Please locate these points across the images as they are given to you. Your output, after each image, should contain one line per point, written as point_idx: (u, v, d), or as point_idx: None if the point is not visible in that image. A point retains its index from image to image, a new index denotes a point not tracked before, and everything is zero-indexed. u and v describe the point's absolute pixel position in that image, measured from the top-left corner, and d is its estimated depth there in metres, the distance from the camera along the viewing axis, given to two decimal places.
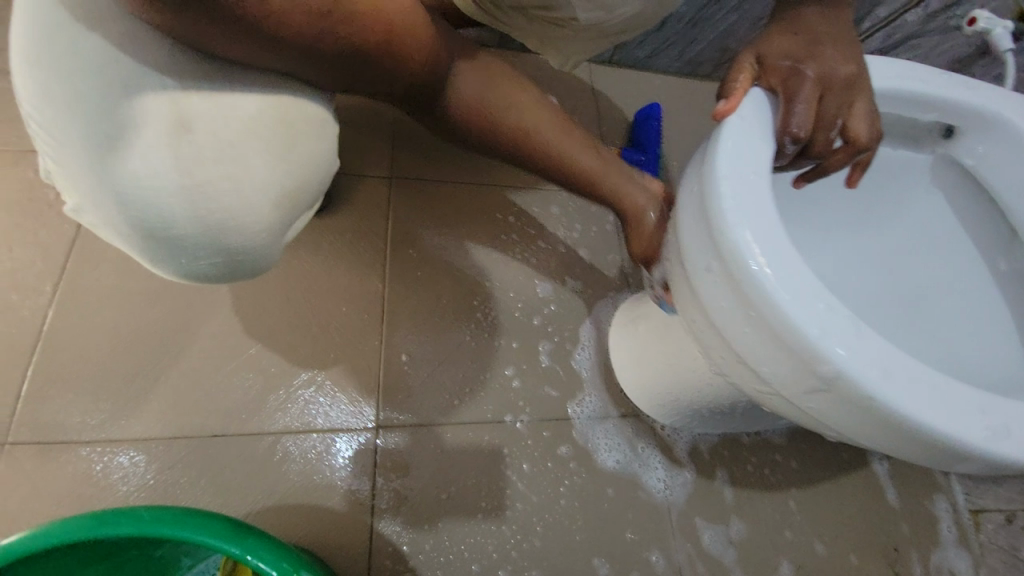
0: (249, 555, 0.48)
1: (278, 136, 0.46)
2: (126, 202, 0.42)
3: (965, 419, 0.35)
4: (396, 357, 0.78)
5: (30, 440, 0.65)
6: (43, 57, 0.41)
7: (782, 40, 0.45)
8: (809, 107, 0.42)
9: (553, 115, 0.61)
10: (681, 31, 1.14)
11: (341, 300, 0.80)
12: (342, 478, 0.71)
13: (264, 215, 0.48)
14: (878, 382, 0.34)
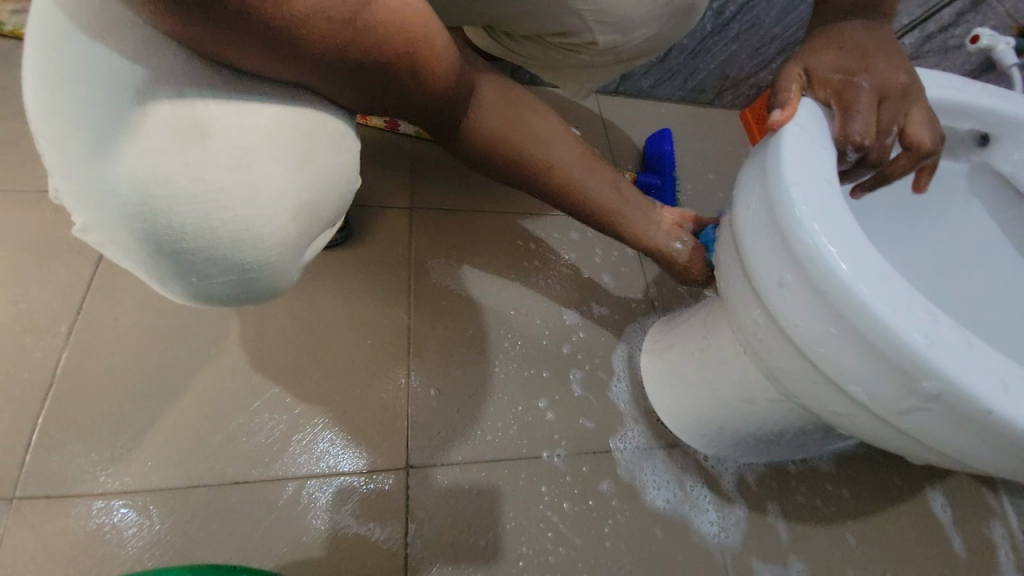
0: None
1: (297, 146, 0.43)
2: (134, 214, 0.39)
3: None
4: (423, 391, 0.75)
5: (36, 493, 0.60)
6: (64, 69, 0.39)
7: (828, 54, 0.45)
8: (868, 115, 0.41)
9: (579, 152, 0.59)
10: (683, 61, 1.18)
11: (364, 333, 0.77)
12: (371, 524, 0.65)
13: (281, 228, 0.44)
14: (996, 395, 0.31)
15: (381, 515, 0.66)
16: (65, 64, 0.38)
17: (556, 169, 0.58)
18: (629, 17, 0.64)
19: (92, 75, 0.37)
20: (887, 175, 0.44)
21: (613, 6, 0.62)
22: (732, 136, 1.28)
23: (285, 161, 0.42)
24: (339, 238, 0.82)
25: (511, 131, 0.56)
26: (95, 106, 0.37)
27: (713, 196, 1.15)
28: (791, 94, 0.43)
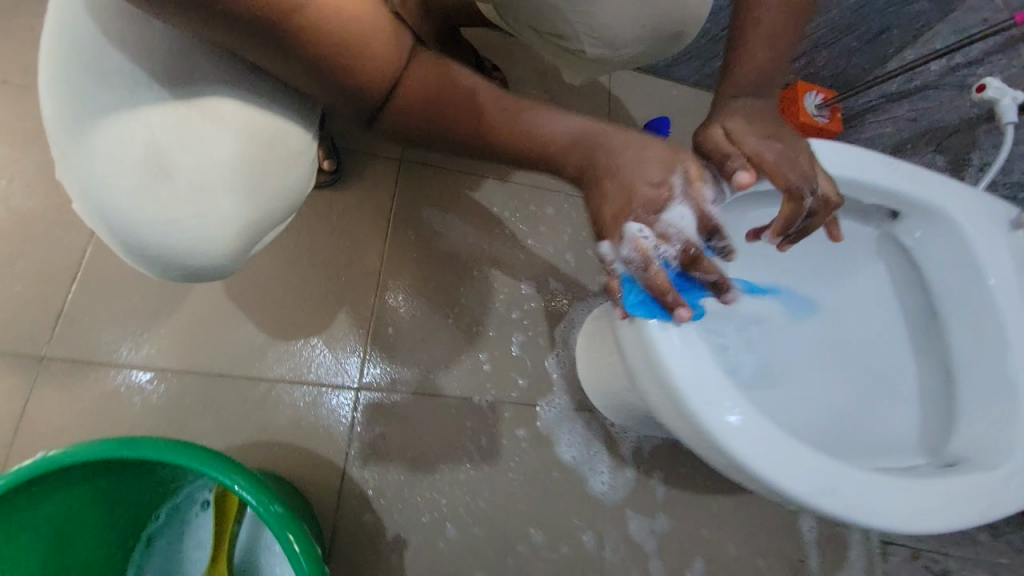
0: (241, 488, 0.55)
1: (243, 179, 0.51)
2: (113, 226, 0.49)
3: (796, 471, 0.47)
4: (383, 328, 0.88)
5: (64, 355, 0.76)
6: (65, 93, 0.48)
7: (736, 121, 0.54)
8: (778, 175, 0.52)
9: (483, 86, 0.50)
10: (704, 46, 1.16)
11: (342, 270, 0.89)
12: (323, 425, 0.82)
13: (227, 243, 0.52)
14: (729, 435, 0.46)
15: (333, 422, 0.82)
16: (67, 88, 0.48)
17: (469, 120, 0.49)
18: (616, 35, 0.68)
19: (89, 100, 0.47)
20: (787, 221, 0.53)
21: (598, 19, 0.65)
22: None
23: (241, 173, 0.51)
24: (330, 180, 0.91)
25: (448, 79, 0.49)
26: (86, 128, 0.47)
27: None
28: (714, 158, 0.52)
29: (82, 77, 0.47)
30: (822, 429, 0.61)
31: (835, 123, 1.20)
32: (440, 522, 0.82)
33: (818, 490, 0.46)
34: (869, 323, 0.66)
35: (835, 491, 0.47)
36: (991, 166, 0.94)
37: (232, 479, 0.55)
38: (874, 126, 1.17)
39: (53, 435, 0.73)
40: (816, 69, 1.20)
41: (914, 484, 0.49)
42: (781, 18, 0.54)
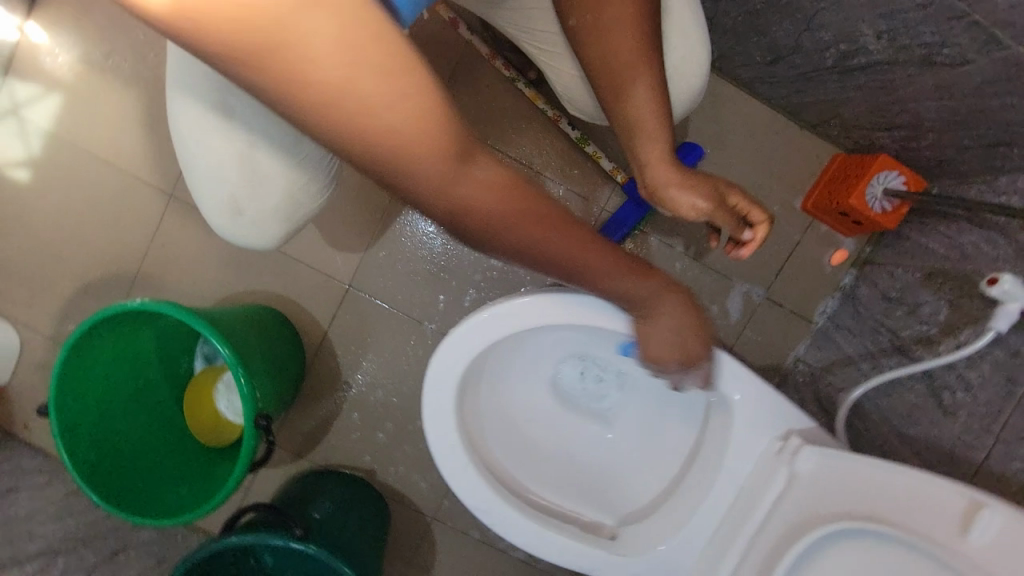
0: (226, 354, 0.87)
1: (282, 213, 0.84)
2: (213, 221, 0.87)
3: (471, 489, 0.75)
4: (379, 250, 1.21)
5: (182, 194, 1.17)
6: (187, 137, 0.80)
7: (659, 165, 0.74)
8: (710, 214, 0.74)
9: (496, 185, 0.50)
10: (792, 76, 1.03)
11: (364, 196, 1.19)
12: (323, 299, 1.21)
13: (272, 241, 0.88)
14: (442, 444, 0.75)
15: (329, 299, 1.22)
16: (187, 134, 0.79)
17: (501, 226, 0.52)
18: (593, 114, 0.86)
19: (199, 154, 0.80)
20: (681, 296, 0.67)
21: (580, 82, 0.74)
22: (790, 178, 1.18)
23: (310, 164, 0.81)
24: None
25: (474, 188, 0.49)
26: (200, 169, 0.81)
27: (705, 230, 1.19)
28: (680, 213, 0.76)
29: (197, 132, 0.79)
30: (559, 475, 0.86)
31: (893, 218, 1.06)
32: (374, 386, 1.24)
33: (475, 502, 0.75)
34: (659, 453, 0.84)
35: (486, 509, 0.75)
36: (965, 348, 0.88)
37: (221, 343, 0.86)
38: (931, 239, 1.03)
39: (171, 247, 1.18)
40: (913, 147, 1.01)
41: (541, 536, 0.74)
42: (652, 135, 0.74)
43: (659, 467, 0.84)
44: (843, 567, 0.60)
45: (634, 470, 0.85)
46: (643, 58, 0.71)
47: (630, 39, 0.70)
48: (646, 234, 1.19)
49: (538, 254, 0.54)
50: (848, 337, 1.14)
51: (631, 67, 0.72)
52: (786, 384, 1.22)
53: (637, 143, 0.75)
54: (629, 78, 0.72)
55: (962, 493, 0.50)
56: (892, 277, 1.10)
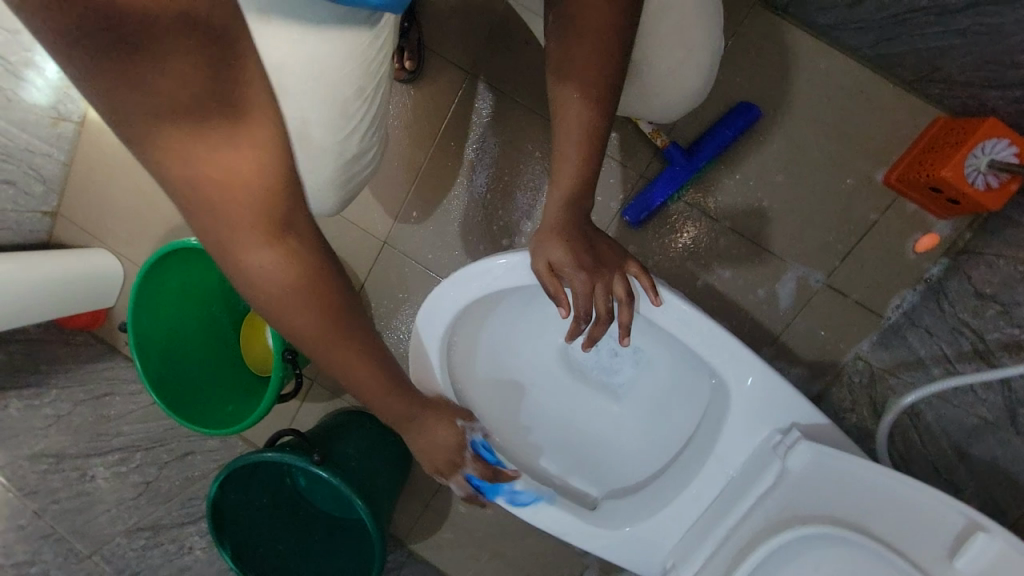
0: None
1: (330, 176, 0.90)
2: None
3: None
4: (409, 212, 1.21)
5: None
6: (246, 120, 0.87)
7: (555, 205, 0.68)
8: (592, 290, 0.65)
9: (310, 301, 0.55)
10: (881, 21, 0.88)
11: (396, 155, 1.19)
12: (357, 252, 1.25)
13: (328, 208, 0.98)
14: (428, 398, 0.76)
15: (365, 253, 1.24)
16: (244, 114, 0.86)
17: (298, 328, 0.56)
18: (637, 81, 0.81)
19: None
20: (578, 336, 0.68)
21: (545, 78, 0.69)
22: (872, 146, 1.01)
23: (343, 117, 0.83)
24: (409, 78, 1.14)
25: (279, 288, 0.54)
26: None
27: (759, 203, 1.06)
28: (552, 288, 0.66)
29: None
30: (552, 443, 0.85)
31: (998, 197, 0.88)
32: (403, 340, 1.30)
33: None
34: (656, 434, 0.82)
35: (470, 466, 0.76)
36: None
37: None
38: None
39: None
40: None
41: (523, 500, 0.75)
42: (570, 175, 0.67)
43: (653, 449, 0.81)
44: (810, 570, 0.58)
45: (628, 448, 0.83)
46: (601, 93, 0.64)
47: (592, 71, 0.64)
48: (687, 204, 1.09)
49: (341, 372, 0.60)
50: (924, 338, 0.97)
51: (582, 96, 0.65)
52: (839, 384, 1.08)
53: (552, 170, 0.69)
54: (563, 89, 0.66)
55: (963, 514, 0.47)
56: (991, 270, 0.91)
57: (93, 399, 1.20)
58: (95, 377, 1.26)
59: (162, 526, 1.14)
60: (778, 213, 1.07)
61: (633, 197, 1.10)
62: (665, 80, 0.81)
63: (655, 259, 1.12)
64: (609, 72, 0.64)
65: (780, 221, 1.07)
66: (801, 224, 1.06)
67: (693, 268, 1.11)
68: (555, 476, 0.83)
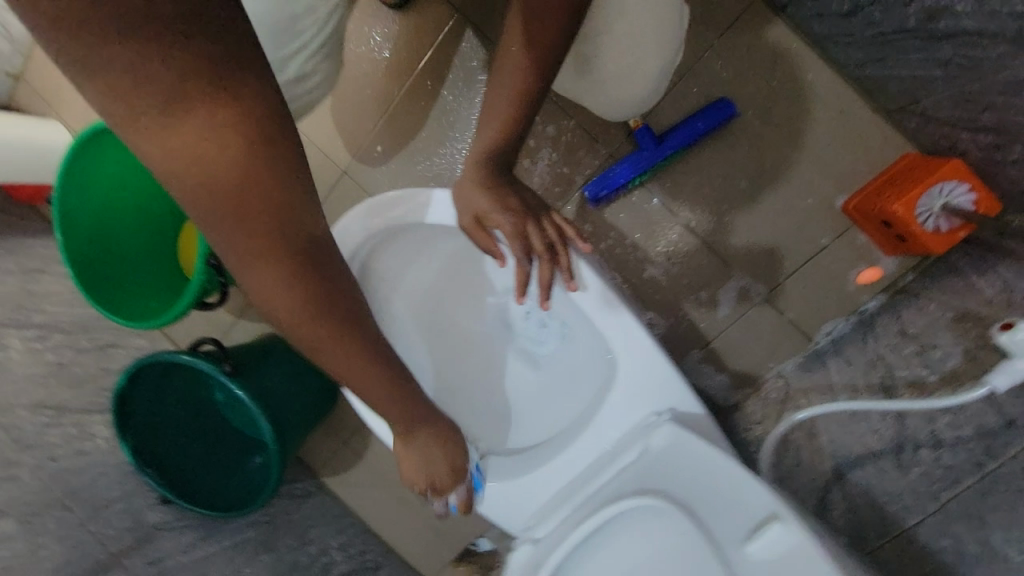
0: None
1: (262, 96, 0.83)
2: None
3: None
4: (374, 146, 1.18)
5: None
6: None
7: (482, 143, 0.66)
8: (525, 239, 0.65)
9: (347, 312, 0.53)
10: (868, 40, 0.86)
11: (370, 85, 1.15)
12: (315, 177, 1.22)
13: None
14: None
15: (324, 181, 1.21)
16: None
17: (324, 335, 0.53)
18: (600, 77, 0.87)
19: None
20: (527, 282, 0.66)
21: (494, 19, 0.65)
22: (840, 170, 1.00)
23: (287, 33, 0.77)
24: (397, 5, 1.09)
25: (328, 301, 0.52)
26: None
27: (717, 204, 1.06)
28: (478, 237, 0.66)
29: None
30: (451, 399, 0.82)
31: (944, 241, 0.87)
32: None
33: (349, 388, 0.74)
34: (555, 407, 0.80)
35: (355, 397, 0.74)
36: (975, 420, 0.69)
37: None
38: (983, 279, 0.84)
39: None
40: (998, 160, 0.82)
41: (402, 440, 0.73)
42: (502, 124, 0.65)
43: (549, 420, 0.80)
44: (635, 532, 0.62)
45: (525, 416, 0.82)
46: (537, 51, 0.60)
47: (531, 25, 0.59)
48: (649, 192, 1.08)
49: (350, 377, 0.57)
50: (841, 366, 0.98)
51: (521, 50, 0.61)
52: (756, 397, 1.10)
53: (484, 111, 0.66)
54: (507, 28, 0.62)
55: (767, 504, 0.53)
56: (920, 312, 0.92)
57: (23, 272, 1.19)
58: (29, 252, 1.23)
59: (68, 410, 1.09)
60: (736, 220, 1.06)
61: (598, 174, 1.08)
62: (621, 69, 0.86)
63: (608, 242, 1.11)
64: (550, 34, 0.59)
65: (735, 227, 1.06)
66: (755, 235, 1.06)
67: (643, 258, 1.11)
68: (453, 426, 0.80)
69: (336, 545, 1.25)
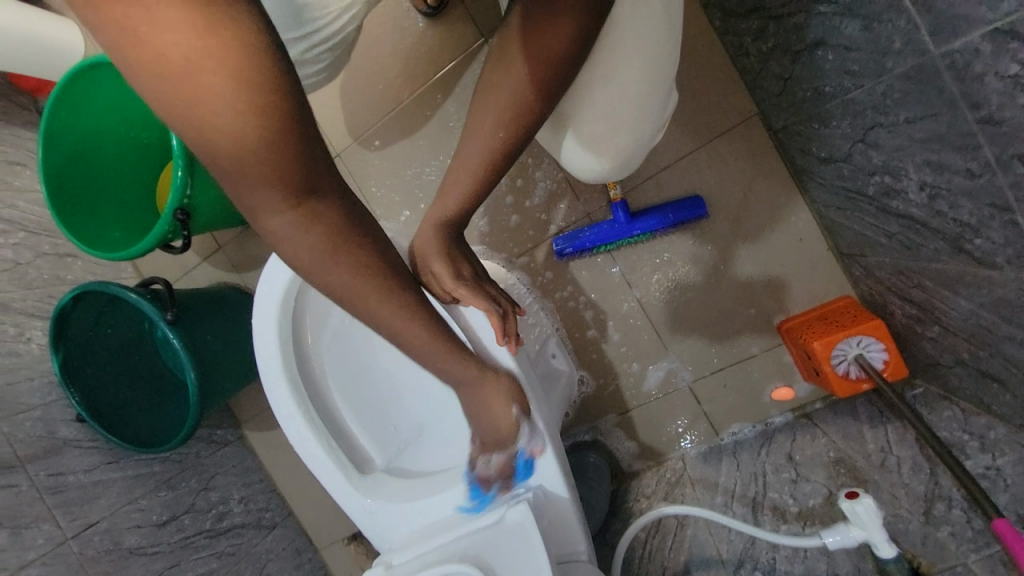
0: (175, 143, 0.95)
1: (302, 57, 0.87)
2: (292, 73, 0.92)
3: (267, 363, 0.81)
4: (371, 140, 1.20)
5: None
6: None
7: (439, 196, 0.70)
8: (481, 291, 0.70)
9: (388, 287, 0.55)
10: (838, 190, 0.89)
11: (382, 80, 1.17)
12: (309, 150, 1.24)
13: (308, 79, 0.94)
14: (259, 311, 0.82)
15: None
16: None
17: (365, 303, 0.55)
18: (593, 134, 0.81)
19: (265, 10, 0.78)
20: (502, 328, 0.70)
21: (484, 87, 0.68)
22: (784, 291, 1.06)
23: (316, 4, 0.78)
24: (427, 13, 1.11)
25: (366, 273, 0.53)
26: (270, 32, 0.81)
27: (670, 289, 1.11)
28: (439, 294, 0.71)
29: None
30: (365, 410, 0.87)
31: (848, 387, 0.93)
32: None
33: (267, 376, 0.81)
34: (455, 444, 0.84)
35: (272, 384, 0.82)
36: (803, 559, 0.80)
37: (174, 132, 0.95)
38: (874, 432, 0.91)
39: None
40: (918, 331, 0.89)
41: (305, 435, 0.81)
42: (467, 192, 0.68)
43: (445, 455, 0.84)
44: None
45: (427, 445, 0.86)
46: (511, 135, 0.65)
47: (512, 106, 0.64)
48: (612, 260, 1.13)
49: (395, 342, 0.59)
50: (730, 468, 1.06)
51: (497, 124, 0.65)
52: (654, 472, 1.16)
53: (453, 168, 0.69)
54: (492, 104, 0.65)
55: None
56: (812, 441, 0.99)
57: (4, 162, 1.20)
58: (17, 142, 1.24)
59: (11, 309, 1.11)
60: (682, 308, 1.12)
61: (569, 230, 1.13)
62: (611, 140, 0.82)
63: (564, 293, 1.16)
64: (527, 118, 0.64)
65: (679, 315, 1.12)
66: (695, 328, 1.12)
67: (590, 316, 1.16)
68: (351, 431, 0.86)
69: (237, 498, 1.31)
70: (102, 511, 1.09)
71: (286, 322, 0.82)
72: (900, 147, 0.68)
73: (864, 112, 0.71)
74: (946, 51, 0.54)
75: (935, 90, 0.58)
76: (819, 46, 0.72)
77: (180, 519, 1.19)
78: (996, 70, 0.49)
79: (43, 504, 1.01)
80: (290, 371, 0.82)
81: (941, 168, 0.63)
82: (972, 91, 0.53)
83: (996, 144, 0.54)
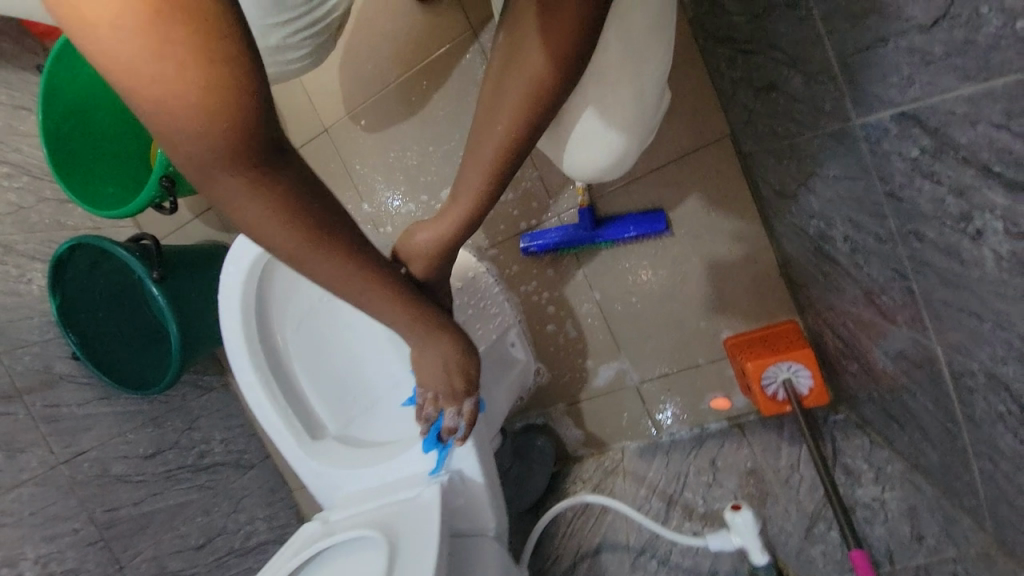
0: None
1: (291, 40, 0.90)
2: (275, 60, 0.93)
3: (231, 336, 0.91)
4: (357, 119, 1.24)
5: None
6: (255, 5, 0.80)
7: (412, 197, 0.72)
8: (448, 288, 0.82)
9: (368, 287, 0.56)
10: (789, 222, 0.92)
11: (372, 60, 1.19)
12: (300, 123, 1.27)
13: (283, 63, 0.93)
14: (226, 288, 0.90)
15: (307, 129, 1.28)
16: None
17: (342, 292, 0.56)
18: (589, 127, 0.73)
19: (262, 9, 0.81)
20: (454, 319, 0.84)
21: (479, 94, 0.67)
22: (734, 310, 1.11)
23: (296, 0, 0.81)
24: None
25: (344, 279, 0.55)
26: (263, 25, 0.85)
27: (628, 294, 1.16)
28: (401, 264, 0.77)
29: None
30: (320, 383, 0.96)
31: (771, 406, 1.00)
32: None
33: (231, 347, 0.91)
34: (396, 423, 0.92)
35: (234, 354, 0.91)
36: (698, 555, 0.90)
37: None
38: (789, 449, 1.01)
39: None
40: (842, 364, 0.94)
41: (262, 402, 0.91)
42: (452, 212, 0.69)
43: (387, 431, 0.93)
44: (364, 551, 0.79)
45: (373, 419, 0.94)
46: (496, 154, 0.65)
47: (509, 119, 0.62)
48: (576, 261, 1.18)
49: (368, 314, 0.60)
50: (661, 466, 1.15)
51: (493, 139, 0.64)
52: (594, 459, 1.25)
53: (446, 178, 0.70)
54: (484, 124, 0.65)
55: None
56: (736, 450, 1.07)
57: (10, 106, 1.26)
58: (23, 86, 1.29)
59: (14, 251, 1.20)
60: (637, 314, 1.17)
61: (538, 228, 1.17)
62: (603, 136, 0.74)
63: (528, 287, 1.22)
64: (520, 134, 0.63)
65: (634, 320, 1.18)
66: (648, 334, 1.18)
67: (551, 312, 1.22)
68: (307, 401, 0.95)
69: (218, 439, 1.44)
70: (93, 440, 1.21)
71: (250, 300, 0.91)
72: (831, 197, 0.71)
73: (806, 159, 0.74)
74: (863, 123, 0.57)
75: (856, 158, 0.61)
76: (775, 88, 0.74)
77: (164, 453, 1.32)
78: (901, 151, 0.52)
79: (39, 431, 1.13)
80: (252, 343, 0.91)
81: (860, 227, 0.67)
82: (883, 164, 0.56)
83: (899, 216, 0.57)
